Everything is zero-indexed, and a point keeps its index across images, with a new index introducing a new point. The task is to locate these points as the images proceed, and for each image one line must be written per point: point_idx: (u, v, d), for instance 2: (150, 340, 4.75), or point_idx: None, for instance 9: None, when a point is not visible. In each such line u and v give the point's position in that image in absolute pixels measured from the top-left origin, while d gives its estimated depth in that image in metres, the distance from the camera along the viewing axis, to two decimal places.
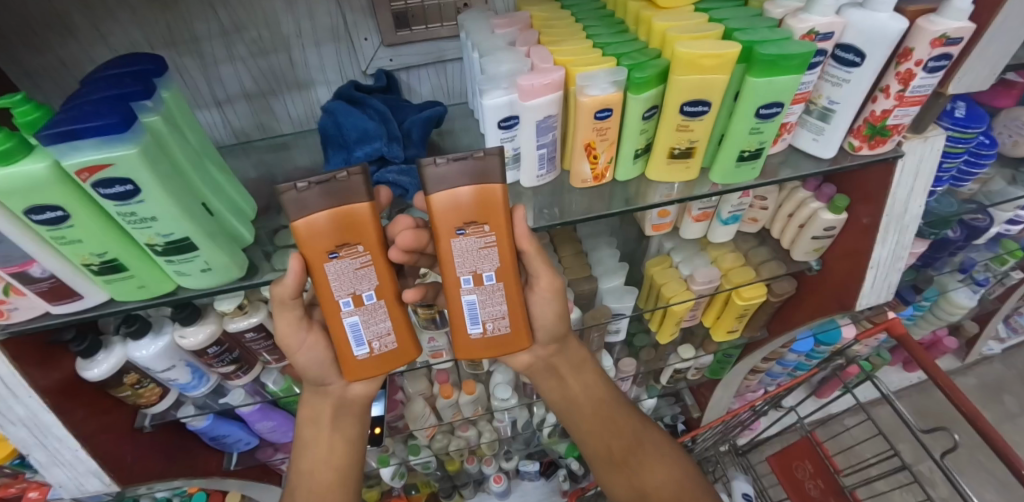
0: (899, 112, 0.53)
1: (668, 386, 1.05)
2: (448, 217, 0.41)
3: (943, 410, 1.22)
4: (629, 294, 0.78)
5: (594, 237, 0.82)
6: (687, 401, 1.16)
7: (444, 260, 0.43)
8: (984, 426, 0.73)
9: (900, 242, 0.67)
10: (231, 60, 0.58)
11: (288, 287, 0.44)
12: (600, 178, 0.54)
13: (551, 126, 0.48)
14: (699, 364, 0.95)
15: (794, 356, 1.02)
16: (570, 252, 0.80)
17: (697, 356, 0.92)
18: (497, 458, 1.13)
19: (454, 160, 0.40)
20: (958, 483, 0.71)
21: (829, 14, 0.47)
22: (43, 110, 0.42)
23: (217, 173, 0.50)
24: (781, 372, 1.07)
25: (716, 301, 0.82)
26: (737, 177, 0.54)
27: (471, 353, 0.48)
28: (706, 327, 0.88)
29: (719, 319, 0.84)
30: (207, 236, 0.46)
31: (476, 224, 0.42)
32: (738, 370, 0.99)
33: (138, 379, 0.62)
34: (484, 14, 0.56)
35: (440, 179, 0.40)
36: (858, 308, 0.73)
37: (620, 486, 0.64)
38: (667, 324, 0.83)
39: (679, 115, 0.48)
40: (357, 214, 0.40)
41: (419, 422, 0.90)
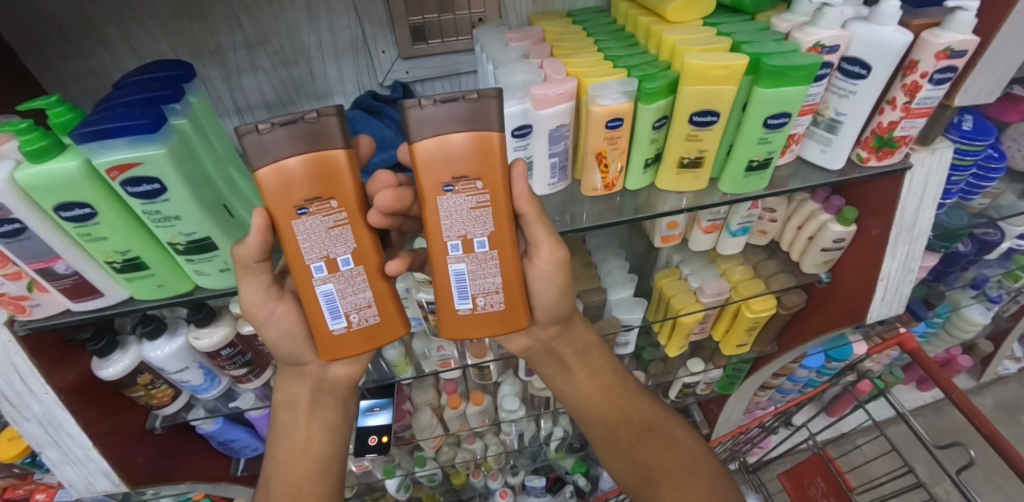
0: (906, 123, 0.54)
1: (677, 401, 1.03)
2: (437, 170, 0.41)
3: (960, 431, 1.19)
4: (638, 305, 0.78)
5: (603, 249, 0.83)
6: (695, 417, 1.15)
7: (432, 221, 0.43)
8: (1000, 439, 0.72)
9: (910, 254, 0.67)
10: (253, 71, 0.60)
11: (251, 249, 0.42)
12: (611, 187, 0.54)
13: (563, 135, 0.49)
14: (708, 378, 0.94)
15: (806, 373, 1.00)
16: (579, 263, 0.81)
17: (706, 370, 0.91)
18: (503, 472, 1.12)
19: (440, 101, 0.40)
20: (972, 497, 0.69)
21: (834, 27, 0.48)
22: (76, 112, 0.44)
23: (238, 178, 0.51)
24: (792, 388, 1.05)
25: (725, 314, 0.81)
26: (746, 186, 0.55)
27: (460, 330, 0.47)
28: (716, 341, 0.88)
29: (728, 332, 0.84)
30: (227, 235, 0.47)
31: (466, 180, 0.41)
32: (748, 385, 0.98)
33: (151, 379, 0.62)
34: (499, 29, 0.58)
35: (425, 124, 0.40)
36: (869, 320, 0.73)
37: (621, 464, 0.65)
38: (677, 337, 0.82)
39: (688, 125, 0.49)
40: (331, 161, 0.40)
41: (427, 432, 0.89)
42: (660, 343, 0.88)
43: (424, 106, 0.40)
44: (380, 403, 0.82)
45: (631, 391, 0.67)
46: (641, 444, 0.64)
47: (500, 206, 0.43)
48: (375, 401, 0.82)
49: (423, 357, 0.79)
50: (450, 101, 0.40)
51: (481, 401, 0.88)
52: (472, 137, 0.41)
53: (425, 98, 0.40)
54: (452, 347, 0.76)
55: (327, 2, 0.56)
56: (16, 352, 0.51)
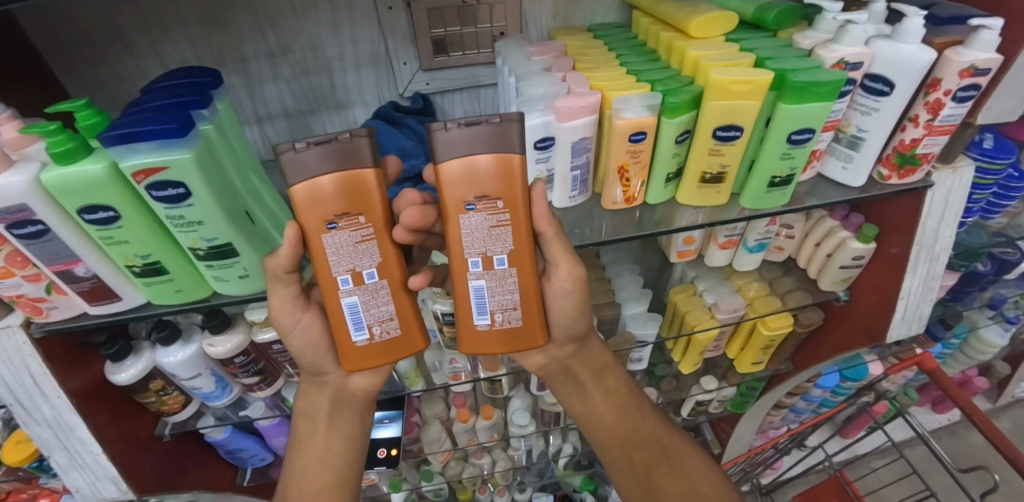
0: (928, 141, 0.54)
1: (689, 419, 1.02)
2: (461, 188, 0.41)
3: (978, 455, 1.16)
4: (653, 321, 0.77)
5: (617, 263, 0.82)
6: (706, 436, 1.11)
7: (454, 238, 0.42)
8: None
9: (931, 272, 0.66)
10: (275, 80, 0.61)
11: (282, 260, 0.43)
12: (631, 200, 0.54)
13: (585, 148, 0.49)
14: (721, 396, 0.92)
15: (819, 392, 0.98)
16: (593, 277, 0.81)
17: (719, 388, 0.89)
18: (510, 489, 1.09)
19: (464, 125, 0.40)
20: None
21: (857, 44, 0.48)
22: (104, 116, 0.44)
23: (260, 186, 0.51)
24: (806, 408, 1.03)
25: (741, 331, 0.80)
26: (768, 202, 0.54)
27: (479, 346, 0.47)
28: (730, 358, 0.87)
29: (743, 350, 0.83)
30: (248, 242, 0.47)
31: (487, 199, 0.41)
32: (761, 404, 0.96)
33: (163, 385, 0.62)
34: (520, 42, 0.58)
35: (450, 145, 0.40)
36: (887, 340, 0.72)
37: (636, 492, 0.63)
38: (691, 354, 0.81)
39: (711, 140, 0.49)
40: (360, 181, 0.40)
41: (435, 446, 0.88)
42: (674, 360, 0.86)
43: (452, 127, 0.40)
44: (390, 415, 0.81)
45: (646, 414, 0.65)
46: (654, 470, 0.63)
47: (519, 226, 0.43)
48: (385, 413, 0.80)
49: (435, 369, 0.78)
50: (475, 125, 0.40)
51: (491, 416, 0.87)
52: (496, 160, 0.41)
53: (449, 120, 0.40)
54: (465, 360, 0.75)
55: (351, 13, 0.57)
56: (31, 354, 0.51)
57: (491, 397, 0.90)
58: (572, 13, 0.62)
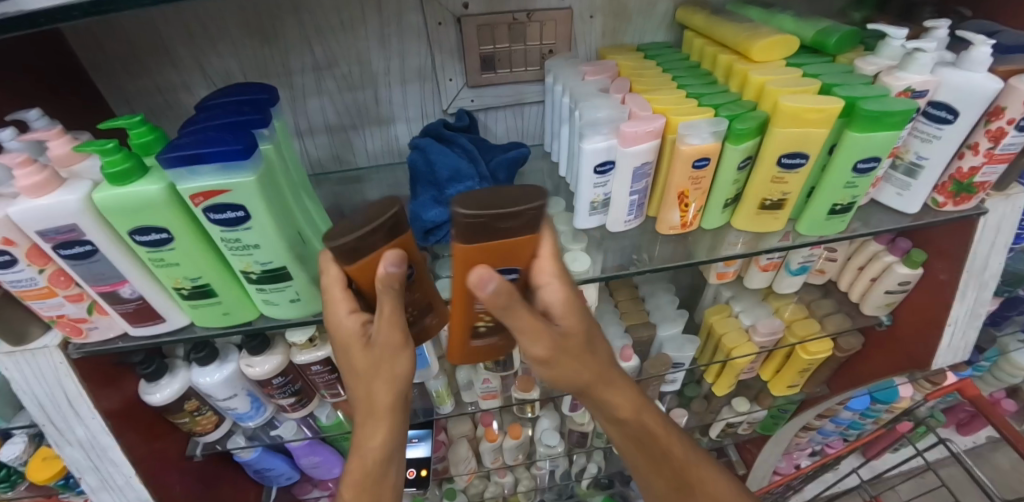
0: (987, 169, 0.53)
1: (716, 440, 1.00)
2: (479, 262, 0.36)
3: (1004, 480, 1.14)
4: (689, 343, 0.76)
5: (651, 283, 0.81)
6: (731, 456, 1.10)
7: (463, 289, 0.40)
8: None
9: (979, 299, 0.65)
10: (318, 94, 0.60)
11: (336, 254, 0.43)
12: (687, 225, 0.53)
13: (645, 173, 0.48)
14: (752, 419, 0.91)
15: (847, 414, 0.96)
16: (627, 295, 0.80)
17: (751, 411, 0.87)
18: None
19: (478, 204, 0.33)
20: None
21: (924, 72, 0.48)
22: (158, 133, 0.43)
23: (309, 204, 0.50)
24: (834, 430, 1.02)
25: (777, 355, 0.80)
26: (826, 229, 0.54)
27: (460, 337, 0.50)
28: (764, 380, 0.86)
29: (779, 372, 0.82)
30: (301, 265, 0.45)
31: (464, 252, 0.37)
32: (791, 426, 0.95)
33: (198, 406, 0.61)
34: (571, 61, 0.57)
35: (471, 232, 0.34)
36: (934, 367, 0.71)
37: None
38: (726, 377, 0.80)
39: (775, 167, 0.47)
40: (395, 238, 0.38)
41: (462, 466, 0.87)
42: (706, 381, 0.85)
43: (476, 214, 0.33)
44: (418, 433, 0.80)
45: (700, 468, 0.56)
46: None
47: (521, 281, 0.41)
48: (413, 431, 0.79)
49: (466, 387, 0.76)
50: (506, 215, 0.34)
51: (518, 436, 0.85)
52: (523, 235, 0.36)
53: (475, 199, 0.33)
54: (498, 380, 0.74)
55: (401, 29, 0.56)
56: (67, 376, 0.49)
57: (518, 415, 0.88)
58: (621, 32, 0.61)
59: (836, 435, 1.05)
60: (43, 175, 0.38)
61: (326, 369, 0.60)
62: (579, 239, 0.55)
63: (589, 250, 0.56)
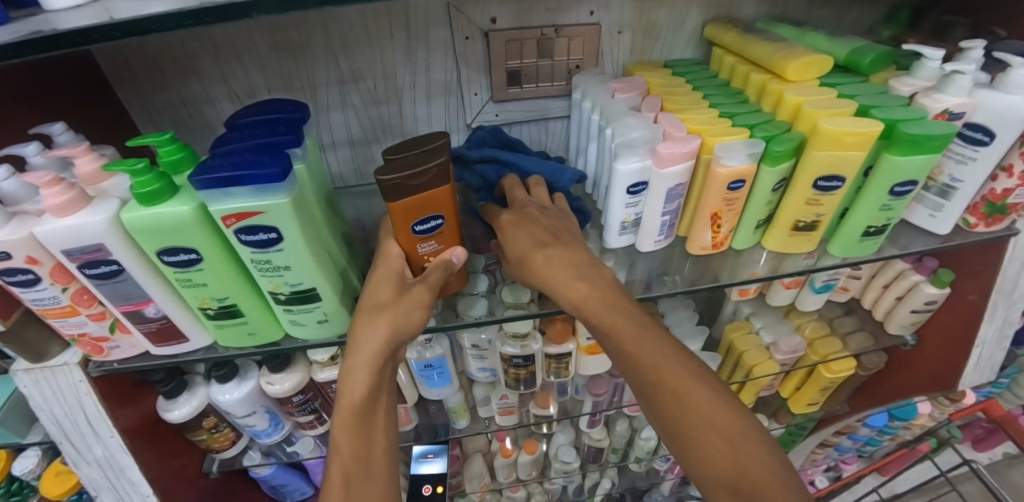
0: (1022, 191, 0.52)
1: None
2: (405, 217, 0.39)
3: None
4: (710, 361, 0.75)
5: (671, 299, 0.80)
6: None
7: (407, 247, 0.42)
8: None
9: (1008, 319, 0.64)
10: (342, 108, 0.59)
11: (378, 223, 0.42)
12: (718, 246, 0.52)
13: (678, 194, 0.48)
14: (770, 435, 0.89)
15: (865, 432, 0.94)
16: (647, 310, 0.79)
17: (770, 427, 0.86)
18: None
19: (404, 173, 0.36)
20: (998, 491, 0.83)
21: (962, 94, 0.47)
22: (187, 150, 0.42)
23: (334, 220, 0.50)
24: (850, 447, 0.99)
25: (796, 373, 0.79)
26: (858, 251, 0.53)
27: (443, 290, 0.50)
28: (783, 398, 0.84)
29: (798, 390, 0.81)
30: (329, 285, 0.45)
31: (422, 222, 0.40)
32: (809, 442, 0.95)
33: (215, 423, 0.61)
34: (599, 78, 0.57)
35: (389, 193, 0.37)
36: (960, 388, 0.70)
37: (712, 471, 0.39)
38: (746, 394, 0.79)
39: (811, 189, 0.47)
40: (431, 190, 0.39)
41: (476, 481, 0.86)
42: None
43: (387, 177, 0.36)
44: (434, 449, 0.77)
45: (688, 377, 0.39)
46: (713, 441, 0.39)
47: (456, 229, 0.44)
48: (428, 447, 0.77)
49: (483, 404, 0.75)
50: (418, 170, 0.36)
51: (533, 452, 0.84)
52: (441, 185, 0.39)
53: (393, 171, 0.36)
54: (517, 396, 0.72)
55: (428, 43, 0.55)
56: (85, 395, 0.48)
57: (532, 431, 0.87)
58: (650, 48, 0.61)
59: (852, 452, 1.03)
60: (71, 194, 0.37)
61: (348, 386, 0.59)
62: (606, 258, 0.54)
63: (617, 269, 0.55)
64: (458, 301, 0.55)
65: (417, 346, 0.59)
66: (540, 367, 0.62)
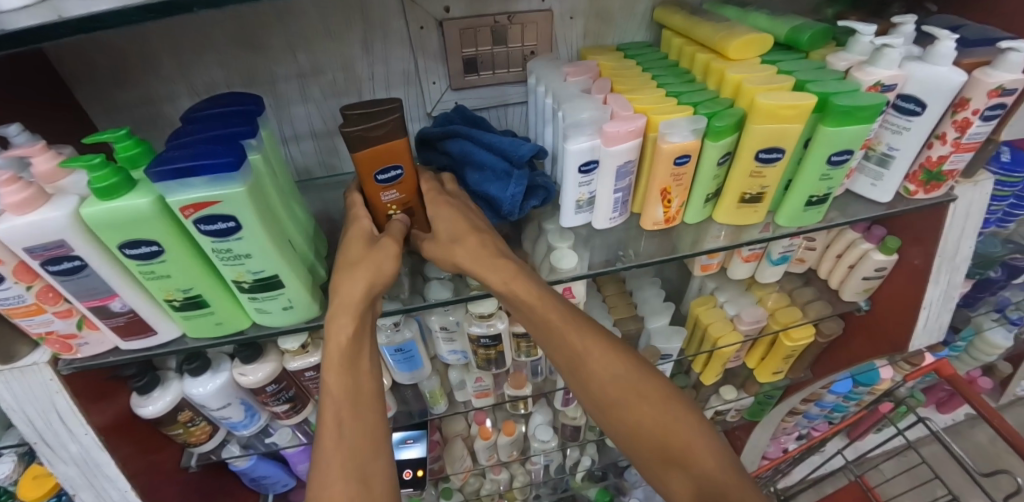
0: (955, 157, 0.55)
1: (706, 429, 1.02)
2: (366, 168, 0.44)
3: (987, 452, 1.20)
4: (677, 334, 0.77)
5: (638, 277, 0.83)
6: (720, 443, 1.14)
7: (372, 196, 0.47)
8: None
9: (952, 282, 0.67)
10: (303, 102, 0.60)
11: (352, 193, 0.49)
12: (671, 220, 0.55)
13: (628, 171, 0.50)
14: (740, 405, 0.93)
15: (831, 397, 0.99)
16: (615, 290, 0.81)
17: (739, 397, 0.90)
18: None
19: (363, 124, 0.41)
20: (956, 450, 0.88)
21: (892, 67, 0.49)
22: (144, 145, 0.43)
23: (295, 209, 0.51)
24: (819, 413, 1.05)
25: (760, 343, 0.82)
26: (803, 220, 0.56)
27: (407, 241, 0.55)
28: (750, 368, 0.88)
29: (764, 360, 0.84)
30: (292, 272, 0.46)
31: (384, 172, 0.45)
32: (778, 411, 0.98)
33: (191, 416, 0.62)
34: (553, 62, 0.58)
35: (354, 143, 0.42)
36: (911, 349, 0.74)
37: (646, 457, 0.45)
38: (713, 366, 0.82)
39: (753, 162, 0.49)
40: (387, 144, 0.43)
41: (458, 463, 0.89)
42: (694, 371, 0.87)
43: (350, 128, 0.41)
44: (413, 434, 0.82)
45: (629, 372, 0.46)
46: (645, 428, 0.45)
47: (416, 183, 0.49)
48: (408, 433, 0.81)
49: (459, 387, 0.77)
50: (375, 123, 0.41)
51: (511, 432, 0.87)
52: (397, 138, 0.43)
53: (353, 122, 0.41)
54: (491, 378, 0.74)
55: (384, 34, 0.56)
56: (57, 393, 0.48)
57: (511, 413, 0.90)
58: (603, 33, 0.63)
59: (820, 418, 1.08)
60: (29, 191, 0.37)
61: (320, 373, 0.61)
62: (565, 236, 0.57)
63: (575, 248, 0.57)
64: (424, 285, 0.57)
65: (388, 331, 0.61)
66: (509, 347, 0.65)
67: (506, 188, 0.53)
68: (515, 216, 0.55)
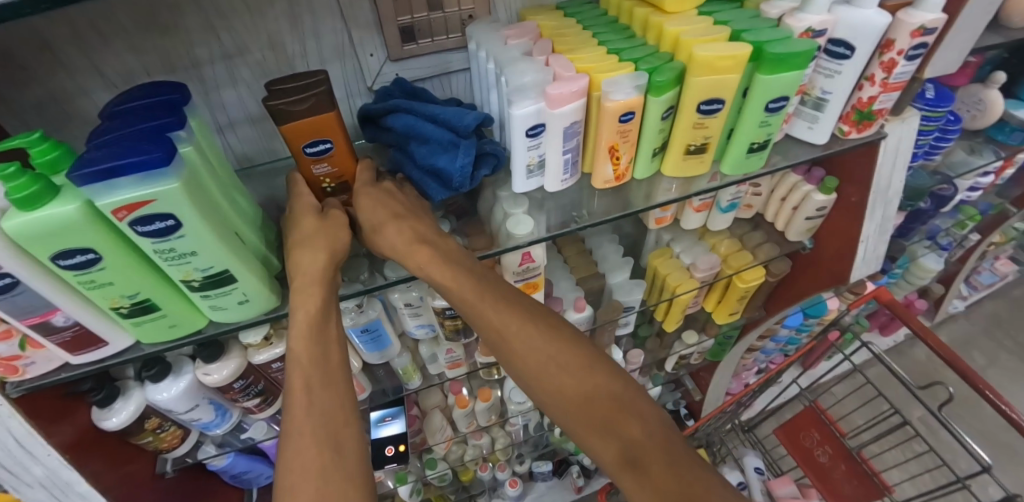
0: (884, 97, 0.57)
1: (671, 373, 1.10)
2: (295, 142, 0.46)
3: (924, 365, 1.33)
4: (637, 287, 0.80)
5: (596, 236, 0.85)
6: (688, 385, 1.32)
7: (304, 167, 0.50)
8: (987, 382, 0.77)
9: (886, 215, 0.72)
10: (234, 85, 0.57)
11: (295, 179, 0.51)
12: (621, 177, 0.56)
13: (575, 132, 0.50)
14: (702, 348, 1.00)
15: (786, 331, 1.07)
16: (575, 252, 0.84)
17: (700, 340, 0.97)
18: (511, 463, 1.37)
19: (287, 102, 0.43)
20: (896, 368, 0.95)
21: (822, 12, 0.51)
22: (62, 148, 0.39)
23: (240, 200, 0.49)
24: (775, 348, 1.14)
25: (716, 287, 0.86)
26: (746, 167, 0.58)
27: None
28: (707, 311, 0.93)
29: (720, 302, 0.89)
30: (243, 265, 0.45)
31: (313, 147, 0.48)
32: (737, 349, 1.05)
33: (159, 423, 0.61)
34: (493, 26, 0.57)
35: (279, 118, 0.44)
36: (852, 279, 0.79)
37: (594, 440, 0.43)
38: (673, 313, 0.86)
39: (695, 114, 0.50)
40: (314, 120, 0.45)
41: (438, 434, 0.92)
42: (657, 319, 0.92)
43: (274, 103, 0.43)
44: (390, 412, 0.83)
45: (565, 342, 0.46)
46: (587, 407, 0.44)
47: (348, 156, 0.51)
48: (386, 411, 0.82)
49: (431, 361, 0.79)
50: (299, 101, 0.43)
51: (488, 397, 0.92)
52: (325, 117, 0.46)
53: (277, 99, 0.43)
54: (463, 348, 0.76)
55: (311, 6, 0.53)
56: (12, 418, 0.46)
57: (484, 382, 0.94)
58: None
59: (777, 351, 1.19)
60: None
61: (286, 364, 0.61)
62: (519, 201, 0.57)
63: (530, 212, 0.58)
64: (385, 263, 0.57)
65: (351, 312, 0.61)
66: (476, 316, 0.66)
67: (455, 159, 0.52)
68: (467, 189, 0.55)
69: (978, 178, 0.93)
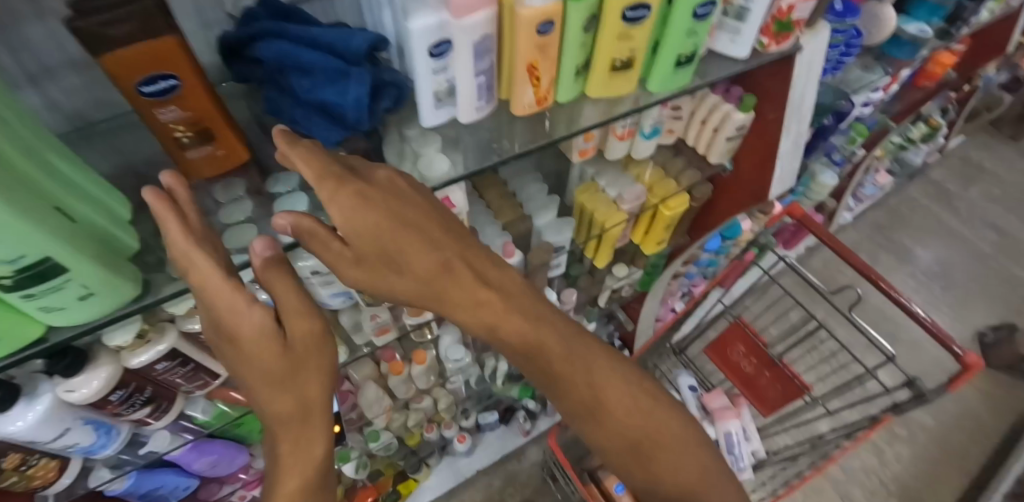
0: (801, 5, 0.55)
1: (604, 307, 1.14)
2: (122, 78, 0.34)
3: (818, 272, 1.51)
4: (567, 225, 0.80)
5: (519, 177, 0.80)
6: (620, 318, 1.33)
7: (144, 111, 0.38)
8: (885, 278, 0.84)
9: (800, 131, 0.73)
10: (39, 17, 0.41)
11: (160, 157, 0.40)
12: (543, 101, 0.50)
13: (488, 48, 0.42)
14: (631, 279, 1.04)
15: (705, 255, 1.12)
16: (499, 195, 0.78)
17: (630, 272, 0.99)
18: (456, 419, 1.38)
19: (98, 23, 0.30)
20: (810, 277, 1.02)
21: None
22: None
23: (48, 156, 0.34)
24: (697, 271, 1.18)
25: (643, 218, 0.86)
26: (672, 83, 0.54)
27: (204, 171, 0.46)
28: (636, 244, 0.93)
29: (648, 233, 0.89)
30: (76, 251, 0.32)
31: (150, 85, 0.36)
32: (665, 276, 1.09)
33: (23, 459, 0.52)
34: None
35: (90, 45, 0.31)
36: (771, 197, 0.82)
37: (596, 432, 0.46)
38: (604, 248, 0.86)
39: (620, 22, 0.44)
40: (147, 47, 0.33)
41: (375, 404, 0.98)
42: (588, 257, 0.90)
43: (78, 25, 0.30)
44: None
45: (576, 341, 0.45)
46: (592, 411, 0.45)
47: (204, 94, 0.39)
48: None
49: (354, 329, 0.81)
50: (114, 21, 0.31)
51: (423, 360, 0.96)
52: (162, 43, 0.34)
53: (81, 19, 0.30)
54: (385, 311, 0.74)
55: None
56: None
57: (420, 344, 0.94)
58: None
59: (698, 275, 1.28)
60: None
61: (174, 362, 0.53)
62: (431, 140, 0.50)
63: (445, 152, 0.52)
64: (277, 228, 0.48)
65: (244, 293, 0.56)
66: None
67: (345, 91, 0.42)
68: (366, 126, 0.46)
69: (869, 94, 0.97)
